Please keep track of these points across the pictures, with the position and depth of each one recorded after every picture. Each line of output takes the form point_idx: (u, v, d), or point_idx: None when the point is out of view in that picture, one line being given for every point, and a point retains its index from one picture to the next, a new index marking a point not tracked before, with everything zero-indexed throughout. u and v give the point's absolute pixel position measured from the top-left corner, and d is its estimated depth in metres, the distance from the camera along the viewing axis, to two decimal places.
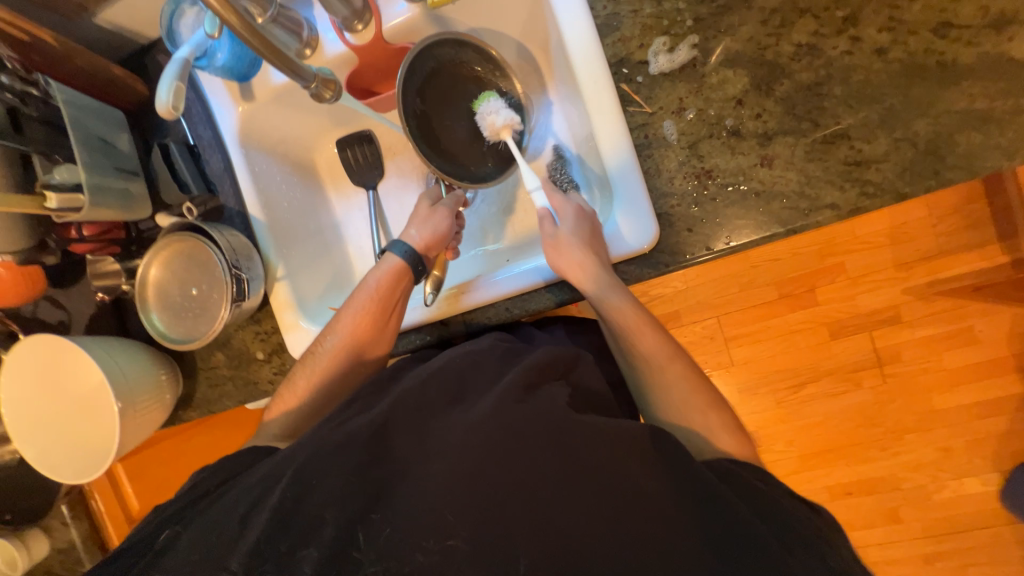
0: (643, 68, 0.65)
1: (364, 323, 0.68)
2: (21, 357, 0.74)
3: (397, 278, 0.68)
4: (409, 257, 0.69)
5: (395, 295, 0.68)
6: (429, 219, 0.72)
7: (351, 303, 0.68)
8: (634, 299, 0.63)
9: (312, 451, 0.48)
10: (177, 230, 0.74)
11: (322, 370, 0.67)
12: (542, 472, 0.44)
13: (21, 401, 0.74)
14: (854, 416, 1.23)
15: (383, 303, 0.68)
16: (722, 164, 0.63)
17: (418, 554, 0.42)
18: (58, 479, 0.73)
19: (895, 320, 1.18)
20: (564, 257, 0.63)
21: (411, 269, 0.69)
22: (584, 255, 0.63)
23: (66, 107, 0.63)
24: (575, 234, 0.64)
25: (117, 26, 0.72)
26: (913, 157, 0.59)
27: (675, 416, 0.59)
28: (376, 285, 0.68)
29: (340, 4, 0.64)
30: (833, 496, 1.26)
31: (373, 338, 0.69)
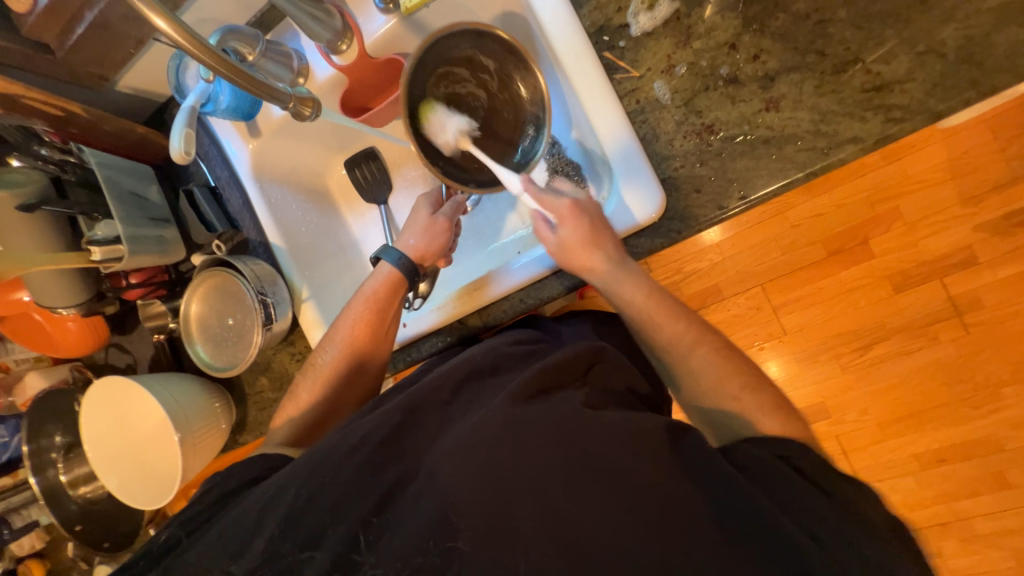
0: (624, 32, 0.63)
1: (361, 331, 0.71)
2: (94, 400, 0.82)
3: (392, 288, 0.72)
4: (403, 265, 0.72)
5: (391, 301, 0.72)
6: (430, 231, 0.74)
7: (350, 312, 0.72)
8: (642, 281, 0.60)
9: (334, 457, 0.50)
10: (209, 266, 0.79)
11: (324, 379, 0.71)
12: (561, 457, 0.44)
13: (99, 439, 0.82)
14: (934, 374, 1.11)
15: (380, 311, 0.71)
16: (724, 116, 0.59)
17: (418, 555, 0.42)
18: (138, 506, 0.80)
19: (968, 262, 1.06)
20: (564, 258, 0.62)
21: (407, 279, 0.72)
22: (585, 253, 0.60)
23: (99, 169, 0.70)
24: (572, 232, 0.60)
25: (136, 89, 0.79)
26: (943, 69, 0.52)
27: (707, 388, 0.56)
28: (373, 293, 0.72)
29: (324, 28, 0.66)
30: (924, 465, 1.13)
31: (372, 345, 0.72)
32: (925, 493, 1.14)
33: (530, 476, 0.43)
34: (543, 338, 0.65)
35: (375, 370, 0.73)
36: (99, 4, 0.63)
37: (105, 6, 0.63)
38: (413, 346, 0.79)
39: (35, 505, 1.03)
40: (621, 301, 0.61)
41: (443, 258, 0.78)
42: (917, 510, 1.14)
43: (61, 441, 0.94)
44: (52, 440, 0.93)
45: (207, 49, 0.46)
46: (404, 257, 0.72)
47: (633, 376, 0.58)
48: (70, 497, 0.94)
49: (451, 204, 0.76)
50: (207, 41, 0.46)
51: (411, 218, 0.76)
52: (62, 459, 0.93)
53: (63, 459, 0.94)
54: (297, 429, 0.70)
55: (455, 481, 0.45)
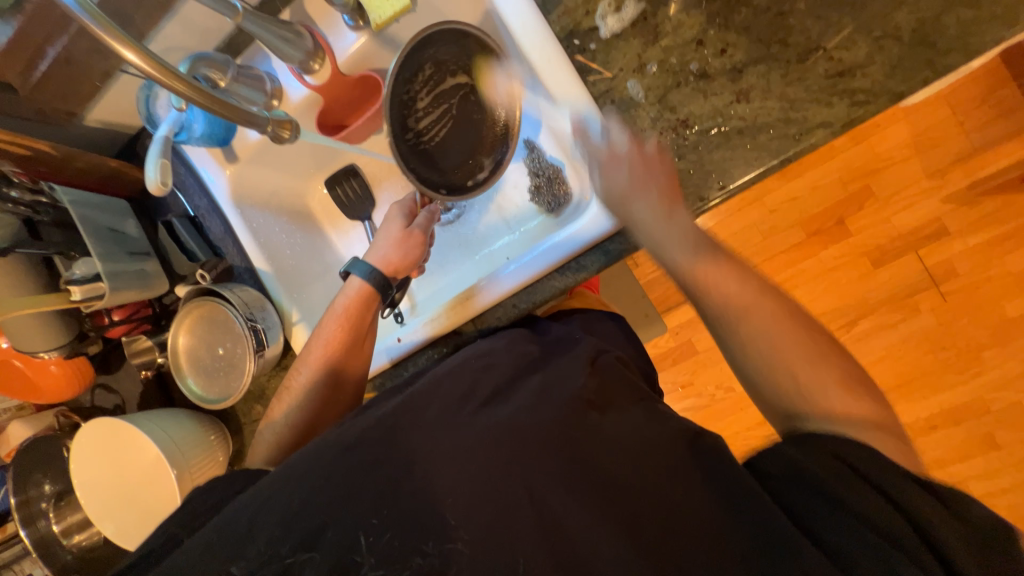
0: (593, 35, 0.64)
1: (337, 348, 0.70)
2: (78, 456, 0.80)
3: (365, 302, 0.72)
4: (374, 279, 0.71)
5: (364, 315, 0.71)
6: (403, 243, 0.74)
7: (324, 330, 0.71)
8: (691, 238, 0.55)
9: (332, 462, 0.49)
10: (194, 296, 0.78)
11: (301, 399, 0.70)
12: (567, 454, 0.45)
13: (93, 493, 0.80)
14: (919, 344, 1.14)
15: (354, 325, 0.71)
16: (697, 111, 0.61)
17: (417, 557, 0.44)
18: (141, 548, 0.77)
19: (940, 233, 1.09)
20: (609, 201, 0.61)
21: (379, 293, 0.72)
22: (633, 193, 0.58)
23: (72, 207, 0.69)
24: (614, 180, 0.59)
25: (104, 123, 0.78)
26: (901, 52, 0.54)
27: None
28: (345, 310, 0.71)
29: (294, 50, 0.67)
30: (917, 433, 1.16)
31: (346, 364, 0.71)
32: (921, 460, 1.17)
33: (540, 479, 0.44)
34: (531, 335, 0.65)
35: (353, 386, 0.72)
36: (62, 40, 0.64)
37: (69, 42, 0.64)
38: (408, 360, 0.78)
39: (26, 559, 0.98)
40: (669, 266, 0.56)
41: (418, 269, 0.78)
42: None
43: (50, 489, 0.90)
44: (41, 489, 0.89)
45: (179, 79, 0.46)
46: (376, 270, 0.72)
47: (630, 371, 0.60)
48: (65, 547, 0.89)
49: (425, 214, 0.76)
50: (178, 70, 0.45)
51: (384, 230, 0.76)
52: (52, 508, 0.90)
53: (53, 508, 0.90)
54: (278, 452, 0.69)
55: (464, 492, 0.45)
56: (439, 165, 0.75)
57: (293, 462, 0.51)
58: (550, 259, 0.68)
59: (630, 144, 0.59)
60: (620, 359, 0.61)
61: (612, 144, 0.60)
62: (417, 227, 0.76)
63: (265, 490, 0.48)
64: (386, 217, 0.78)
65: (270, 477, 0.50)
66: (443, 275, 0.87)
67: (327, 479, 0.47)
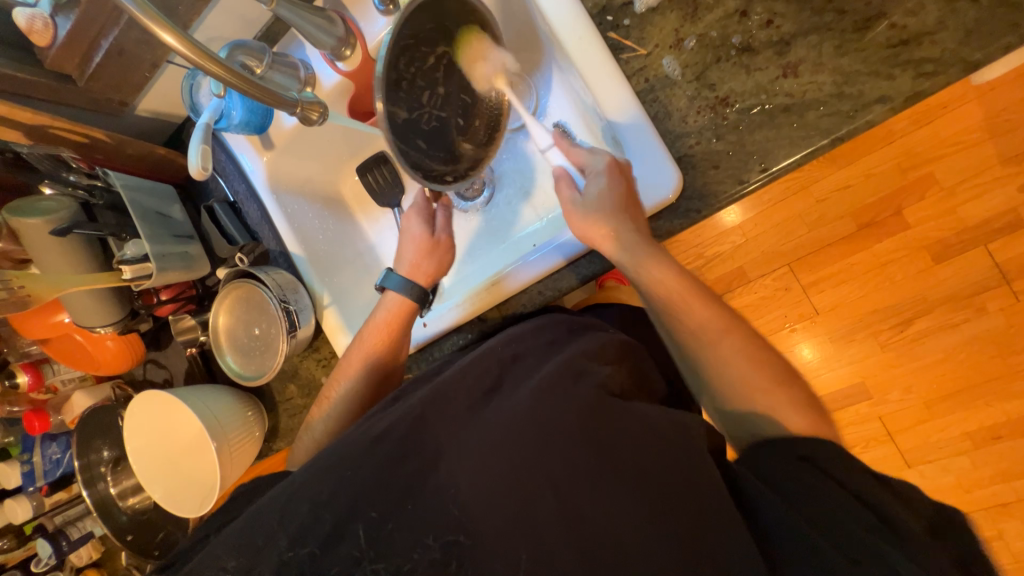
0: (628, 10, 0.60)
1: (376, 356, 0.72)
2: (136, 458, 0.86)
3: (405, 314, 0.74)
4: (414, 290, 0.73)
5: (403, 327, 0.73)
6: (433, 251, 0.76)
7: (362, 340, 0.73)
8: (671, 264, 0.57)
9: (357, 445, 0.51)
10: (232, 278, 0.81)
11: (340, 410, 0.71)
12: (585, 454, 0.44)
13: (164, 479, 0.85)
14: (984, 346, 1.05)
15: (393, 333, 0.73)
16: (739, 87, 0.57)
17: (427, 541, 0.44)
18: (221, 487, 0.80)
19: (1014, 227, 0.99)
20: (580, 219, 0.60)
21: (418, 305, 0.74)
22: (597, 222, 0.58)
23: (124, 191, 0.73)
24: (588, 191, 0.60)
25: (152, 112, 0.82)
26: (977, 16, 0.48)
27: (737, 375, 0.54)
28: (386, 323, 0.73)
29: (326, 36, 0.67)
30: (977, 444, 1.09)
31: (387, 372, 0.73)
32: (980, 473, 1.09)
33: (561, 466, 0.45)
34: (560, 321, 0.63)
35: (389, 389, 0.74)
36: (113, 32, 0.65)
37: (120, 34, 0.65)
38: (434, 345, 0.79)
39: (89, 517, 1.08)
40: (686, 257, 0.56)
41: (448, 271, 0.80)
42: (972, 491, 1.10)
43: (108, 455, 0.98)
44: (99, 454, 0.97)
45: (212, 60, 0.46)
46: (412, 283, 0.74)
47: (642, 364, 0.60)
48: (121, 508, 0.98)
49: (443, 216, 0.77)
50: (213, 53, 0.46)
51: (406, 235, 0.76)
52: (110, 472, 0.98)
53: (112, 472, 0.98)
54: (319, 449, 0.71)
55: (479, 476, 0.46)
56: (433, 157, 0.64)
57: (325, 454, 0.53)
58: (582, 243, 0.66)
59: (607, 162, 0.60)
60: (630, 342, 0.62)
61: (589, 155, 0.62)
62: (439, 230, 0.77)
63: (302, 481, 0.51)
64: (404, 223, 0.77)
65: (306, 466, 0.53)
66: (468, 263, 0.87)
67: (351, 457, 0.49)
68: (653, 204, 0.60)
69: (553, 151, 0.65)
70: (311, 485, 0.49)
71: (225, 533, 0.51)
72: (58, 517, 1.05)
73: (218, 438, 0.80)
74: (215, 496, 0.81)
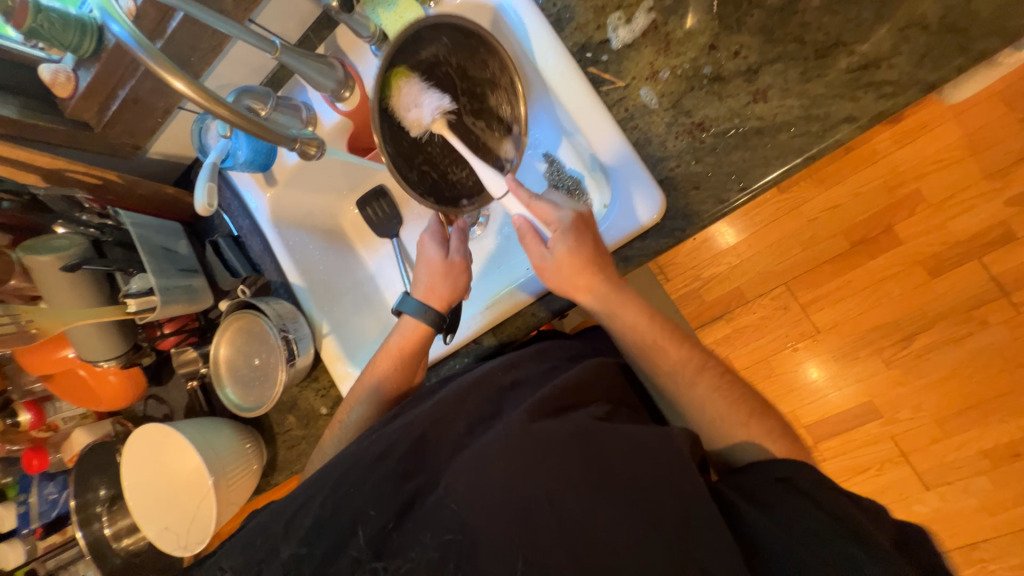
0: (605, 47, 0.64)
1: (389, 378, 0.73)
2: (132, 493, 0.85)
3: (421, 339, 0.73)
4: (429, 316, 0.72)
5: (416, 353, 0.74)
6: (448, 274, 0.73)
7: (375, 362, 0.75)
8: (641, 308, 0.60)
9: (348, 472, 0.52)
10: (234, 310, 0.83)
11: (347, 436, 0.72)
12: (571, 472, 0.45)
13: (160, 516, 0.83)
14: (988, 360, 1.05)
15: (410, 356, 0.74)
16: (713, 113, 0.60)
17: (416, 565, 0.45)
18: (218, 523, 0.78)
19: (1003, 240, 1.01)
20: (554, 274, 0.60)
21: (434, 329, 0.73)
22: (573, 276, 0.59)
23: (133, 227, 0.75)
24: (554, 252, 0.59)
25: (163, 154, 0.87)
26: (928, 41, 0.52)
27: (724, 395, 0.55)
28: (399, 346, 0.73)
29: (327, 79, 0.71)
30: (996, 462, 1.06)
31: (395, 397, 0.73)
32: (1003, 493, 1.05)
33: (553, 490, 0.45)
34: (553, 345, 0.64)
35: None
36: (130, 82, 0.70)
37: (135, 83, 0.71)
38: (435, 369, 0.80)
39: (81, 561, 1.05)
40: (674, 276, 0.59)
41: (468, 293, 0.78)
42: (999, 514, 1.06)
43: (106, 494, 0.97)
44: (97, 494, 0.96)
45: (220, 103, 0.49)
46: (428, 308, 0.72)
47: (631, 386, 0.60)
48: (115, 550, 0.97)
49: (458, 236, 0.75)
50: (221, 96, 0.49)
51: (423, 258, 0.75)
52: (107, 512, 0.97)
53: (107, 512, 0.97)
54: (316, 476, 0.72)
55: (472, 493, 0.46)
56: (436, 177, 0.70)
57: (318, 483, 0.54)
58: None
59: (572, 218, 0.60)
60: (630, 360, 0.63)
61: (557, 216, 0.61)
62: (454, 253, 0.75)
63: (295, 508, 0.51)
64: (419, 247, 0.76)
65: (308, 480, 0.55)
66: (468, 290, 0.90)
67: (345, 485, 0.51)
68: (637, 225, 0.62)
69: (512, 199, 0.62)
70: (310, 504, 0.51)
71: (223, 559, 0.52)
72: (51, 561, 1.01)
73: (219, 471, 0.79)
74: (212, 531, 0.80)
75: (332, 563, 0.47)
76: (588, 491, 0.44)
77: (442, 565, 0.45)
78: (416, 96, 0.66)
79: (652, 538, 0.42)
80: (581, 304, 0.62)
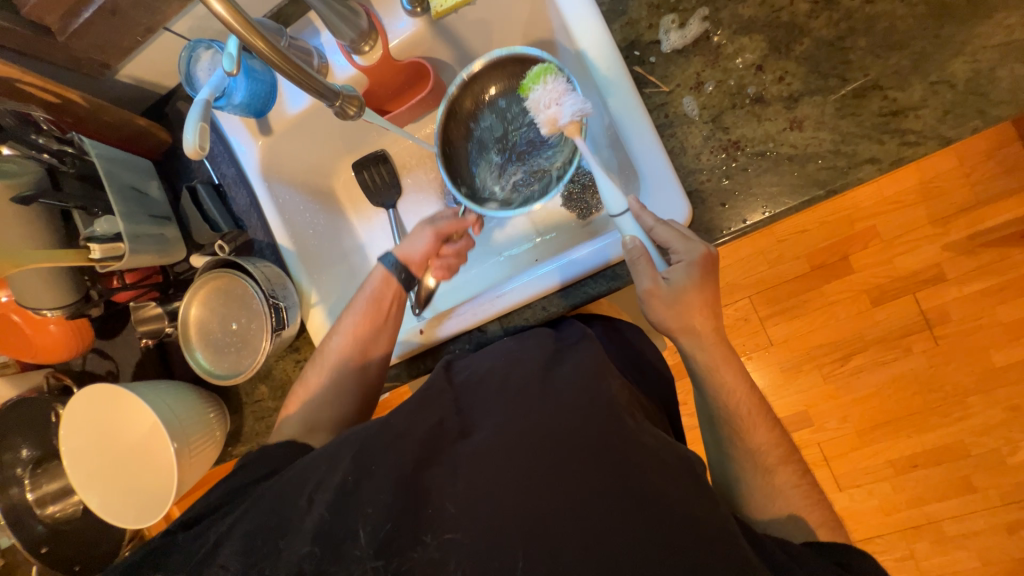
0: (654, 48, 0.64)
1: (361, 328, 0.71)
2: (73, 463, 0.75)
3: (388, 287, 0.72)
4: (394, 266, 0.73)
5: (389, 299, 0.72)
6: (417, 236, 0.74)
7: (350, 311, 0.72)
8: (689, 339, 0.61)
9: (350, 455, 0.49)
10: (212, 268, 0.75)
11: (330, 377, 0.69)
12: (597, 472, 0.45)
13: (106, 486, 0.75)
14: (910, 383, 1.17)
15: (376, 324, 0.71)
16: (750, 133, 0.61)
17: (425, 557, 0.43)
18: (177, 492, 0.71)
19: (939, 278, 1.13)
20: (664, 313, 0.61)
21: (400, 281, 0.73)
22: (681, 316, 0.60)
23: (100, 162, 0.65)
24: (676, 285, 0.59)
25: (136, 79, 0.75)
26: (954, 98, 0.56)
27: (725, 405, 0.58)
28: (372, 291, 0.72)
29: (348, 27, 0.65)
30: (898, 471, 1.19)
31: (372, 341, 0.71)
32: (899, 497, 1.19)
33: (556, 488, 0.44)
34: (552, 332, 0.66)
35: (375, 369, 0.72)
36: None
37: None
38: (431, 354, 0.77)
39: None
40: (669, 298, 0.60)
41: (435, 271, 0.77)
42: (893, 514, 1.19)
43: (28, 455, 0.86)
44: (17, 454, 0.85)
45: (252, 28, 0.42)
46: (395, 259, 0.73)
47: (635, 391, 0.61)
48: (37, 517, 0.86)
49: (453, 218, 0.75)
50: (255, 21, 0.42)
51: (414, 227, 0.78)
52: (28, 475, 0.86)
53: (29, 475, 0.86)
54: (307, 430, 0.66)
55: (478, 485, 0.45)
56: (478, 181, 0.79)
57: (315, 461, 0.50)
58: (607, 256, 0.67)
59: (700, 251, 0.59)
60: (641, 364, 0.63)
61: (660, 240, 0.60)
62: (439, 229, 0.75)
63: None
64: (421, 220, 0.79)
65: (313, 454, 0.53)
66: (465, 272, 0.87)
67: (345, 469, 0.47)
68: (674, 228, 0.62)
69: (632, 219, 0.61)
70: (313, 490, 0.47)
71: None
72: None
73: (179, 437, 0.72)
74: (170, 502, 0.72)
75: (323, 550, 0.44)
76: (601, 494, 0.44)
77: None
78: (556, 96, 0.63)
79: (664, 546, 0.42)
80: (681, 344, 0.62)
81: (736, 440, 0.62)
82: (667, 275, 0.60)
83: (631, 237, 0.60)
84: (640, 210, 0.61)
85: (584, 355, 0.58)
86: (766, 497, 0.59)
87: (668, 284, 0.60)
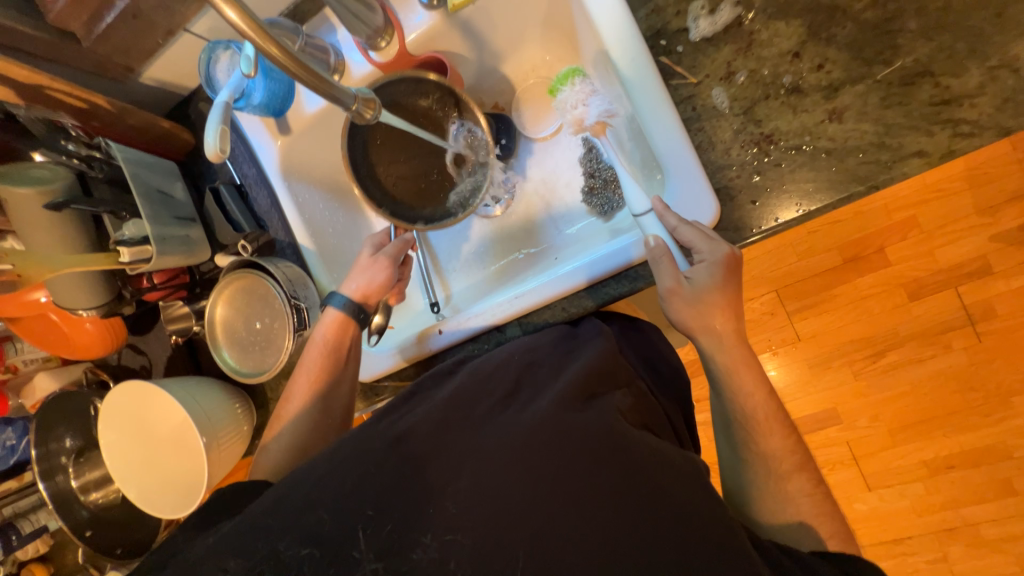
0: (682, 36, 0.61)
1: (320, 378, 0.68)
2: (111, 455, 0.79)
3: (342, 331, 0.70)
4: (347, 307, 0.70)
5: (344, 344, 0.70)
6: (369, 268, 0.73)
7: (304, 364, 0.69)
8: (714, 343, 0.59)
9: (367, 459, 0.49)
10: (236, 267, 0.76)
11: (294, 432, 0.66)
12: (617, 481, 0.44)
13: (141, 477, 0.78)
14: (948, 381, 1.12)
15: (334, 371, 0.69)
16: (784, 126, 0.58)
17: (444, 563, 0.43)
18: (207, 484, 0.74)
19: (984, 272, 1.06)
20: (687, 312, 0.59)
21: (354, 319, 0.71)
22: (705, 316, 0.58)
23: (126, 164, 0.66)
24: (697, 286, 0.58)
25: (158, 82, 0.76)
26: (1015, 84, 0.51)
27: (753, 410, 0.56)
28: (324, 339, 0.70)
29: (363, 23, 0.64)
30: (933, 471, 1.14)
31: (333, 389, 0.69)
32: (934, 499, 1.14)
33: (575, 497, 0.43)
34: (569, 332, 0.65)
35: (340, 412, 0.70)
36: None
37: None
38: (448, 352, 0.77)
39: (43, 510, 0.99)
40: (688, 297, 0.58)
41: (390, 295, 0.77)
42: (926, 516, 1.14)
43: (71, 444, 0.91)
44: (61, 443, 0.90)
45: (264, 32, 0.42)
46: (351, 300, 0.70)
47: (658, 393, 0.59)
48: (82, 503, 0.90)
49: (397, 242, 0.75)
50: (267, 25, 0.42)
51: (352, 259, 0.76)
52: (72, 464, 0.91)
53: (73, 463, 0.91)
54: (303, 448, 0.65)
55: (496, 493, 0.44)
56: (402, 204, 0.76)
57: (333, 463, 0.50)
58: (632, 255, 0.64)
59: (722, 251, 0.57)
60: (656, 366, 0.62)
61: (684, 240, 0.58)
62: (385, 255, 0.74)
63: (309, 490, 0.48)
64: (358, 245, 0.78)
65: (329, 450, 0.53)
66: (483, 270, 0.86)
67: (363, 474, 0.47)
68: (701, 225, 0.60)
69: (655, 219, 0.61)
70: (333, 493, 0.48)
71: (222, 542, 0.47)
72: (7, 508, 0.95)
73: (206, 432, 0.74)
74: (201, 492, 0.75)
75: (342, 551, 0.44)
76: (621, 505, 0.43)
77: (444, 565, 0.42)
78: (584, 96, 0.76)
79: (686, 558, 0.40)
80: (698, 343, 0.60)
81: (759, 445, 0.59)
82: (689, 274, 0.58)
83: (654, 236, 0.60)
84: (667, 210, 0.60)
85: (598, 353, 0.59)
86: (793, 505, 0.57)
87: (688, 284, 0.58)
